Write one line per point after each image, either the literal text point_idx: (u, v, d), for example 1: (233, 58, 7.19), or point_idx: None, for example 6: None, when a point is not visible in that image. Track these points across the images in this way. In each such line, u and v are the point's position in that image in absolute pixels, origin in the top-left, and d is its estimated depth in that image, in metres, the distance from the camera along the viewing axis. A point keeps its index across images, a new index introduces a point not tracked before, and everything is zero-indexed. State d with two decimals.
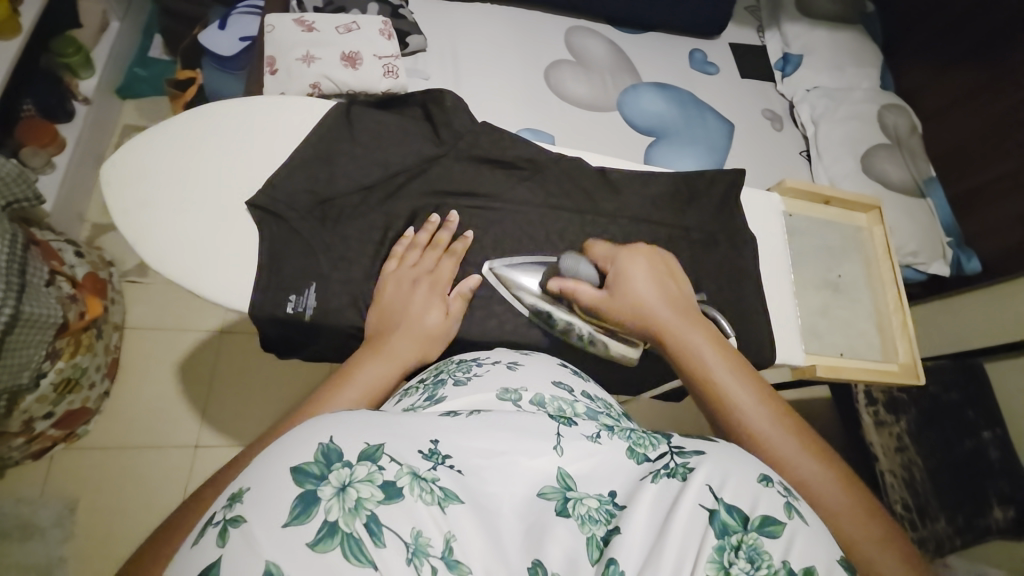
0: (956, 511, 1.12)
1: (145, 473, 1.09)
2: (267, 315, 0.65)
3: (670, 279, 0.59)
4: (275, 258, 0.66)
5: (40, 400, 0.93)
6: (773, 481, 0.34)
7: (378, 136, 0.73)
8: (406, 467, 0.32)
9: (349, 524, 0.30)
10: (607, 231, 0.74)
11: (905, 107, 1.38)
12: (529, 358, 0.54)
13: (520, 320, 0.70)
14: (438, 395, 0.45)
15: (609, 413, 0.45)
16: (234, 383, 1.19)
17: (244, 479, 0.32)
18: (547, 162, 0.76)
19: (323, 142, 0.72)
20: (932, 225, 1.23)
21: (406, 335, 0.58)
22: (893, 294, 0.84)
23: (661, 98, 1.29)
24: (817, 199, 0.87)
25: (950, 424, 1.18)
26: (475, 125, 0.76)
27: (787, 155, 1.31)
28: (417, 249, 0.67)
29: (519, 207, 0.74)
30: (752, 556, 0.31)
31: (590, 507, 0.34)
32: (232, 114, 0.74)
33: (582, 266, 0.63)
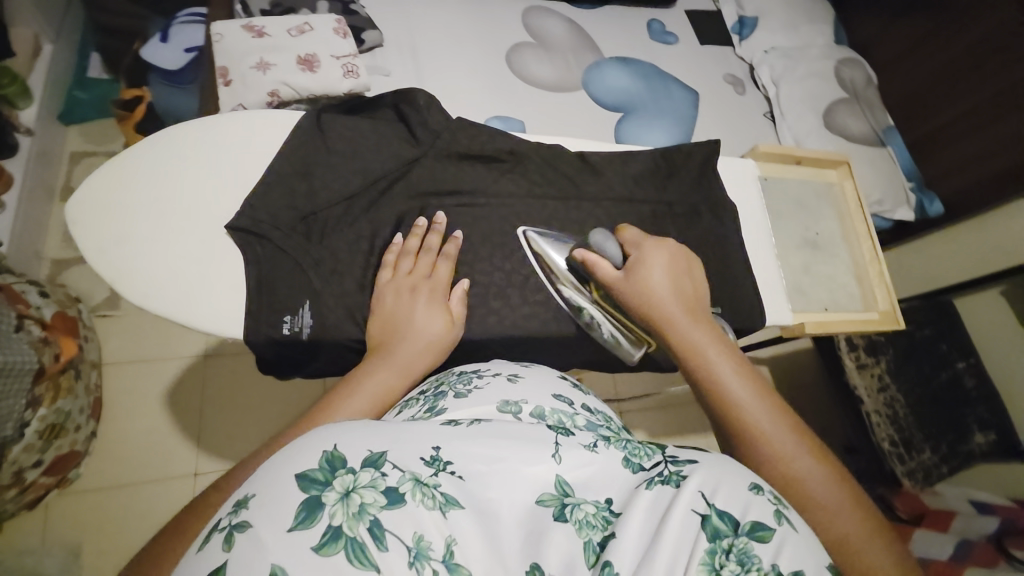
0: (940, 440, 1.19)
1: (150, 508, 1.07)
2: (264, 338, 0.63)
3: (685, 276, 0.62)
4: (265, 280, 0.65)
5: (26, 449, 0.89)
6: (763, 489, 0.36)
7: (354, 142, 0.71)
8: (409, 473, 0.34)
9: (352, 528, 0.31)
10: (592, 214, 0.75)
11: (860, 61, 1.41)
12: (528, 370, 0.55)
13: (518, 313, 0.70)
14: (439, 407, 0.46)
15: (608, 426, 0.47)
16: (227, 406, 1.17)
17: (248, 486, 0.33)
18: (526, 151, 0.76)
19: (298, 153, 0.70)
20: (894, 173, 1.28)
21: (410, 343, 0.58)
22: (869, 246, 0.87)
23: (624, 73, 1.29)
24: (789, 160, 0.89)
25: (928, 361, 1.24)
26: (451, 121, 0.75)
27: (751, 118, 1.34)
28: (411, 256, 0.66)
29: (504, 200, 0.74)
30: (743, 558, 0.32)
31: (588, 512, 0.36)
32: (196, 135, 0.71)
33: (609, 243, 0.64)
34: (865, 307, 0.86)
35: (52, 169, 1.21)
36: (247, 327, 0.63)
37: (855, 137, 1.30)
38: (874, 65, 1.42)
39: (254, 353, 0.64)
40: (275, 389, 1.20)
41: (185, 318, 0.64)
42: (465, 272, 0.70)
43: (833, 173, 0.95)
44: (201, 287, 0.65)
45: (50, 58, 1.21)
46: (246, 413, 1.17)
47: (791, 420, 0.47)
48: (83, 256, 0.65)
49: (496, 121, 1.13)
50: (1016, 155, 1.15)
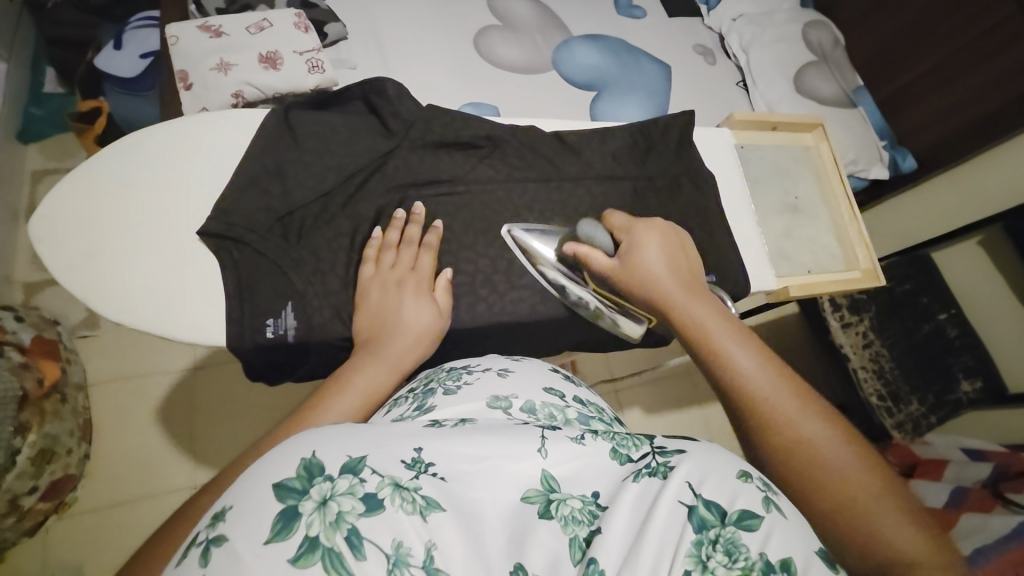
0: (927, 391, 1.23)
1: (148, 526, 1.05)
2: (252, 341, 0.63)
3: (677, 249, 0.61)
4: (246, 284, 0.64)
5: (20, 476, 0.87)
6: (752, 477, 0.38)
7: (327, 139, 0.70)
8: (387, 478, 0.34)
9: (329, 539, 0.31)
10: (574, 194, 0.74)
11: (827, 23, 1.42)
12: (519, 364, 0.57)
13: (506, 298, 0.70)
14: (427, 405, 0.47)
15: (600, 417, 0.50)
16: (219, 416, 1.15)
17: (226, 498, 0.33)
18: (503, 135, 0.75)
19: (268, 154, 0.68)
20: (867, 132, 1.30)
21: (398, 338, 0.58)
22: (848, 206, 0.88)
23: (594, 51, 1.29)
24: (765, 126, 0.89)
25: (908, 314, 1.27)
26: (422, 110, 0.73)
27: (724, 89, 1.37)
28: (393, 249, 0.66)
29: (484, 185, 0.73)
30: (729, 547, 0.34)
31: (573, 508, 0.38)
32: (157, 142, 0.69)
33: (599, 233, 0.65)
34: (846, 266, 0.87)
35: (16, 190, 1.16)
36: (229, 334, 0.63)
37: (826, 100, 1.32)
38: (843, 26, 1.43)
39: (241, 360, 0.64)
40: (267, 398, 1.18)
41: (170, 330, 0.63)
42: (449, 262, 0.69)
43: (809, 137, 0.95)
44: (182, 299, 0.63)
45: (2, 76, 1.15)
46: (236, 423, 1.15)
47: (797, 384, 0.47)
48: (54, 275, 0.63)
49: (469, 108, 1.12)
50: (985, 106, 1.16)
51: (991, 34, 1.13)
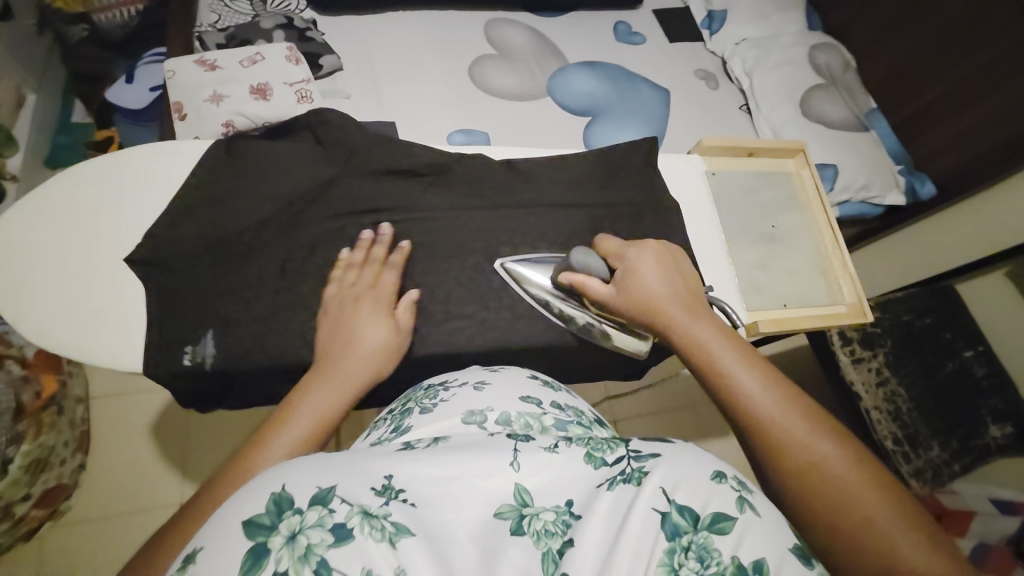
0: (949, 435, 1.11)
1: (131, 541, 1.06)
2: (165, 372, 0.62)
3: (677, 275, 0.64)
4: (172, 310, 0.64)
5: (11, 484, 0.90)
6: (727, 478, 0.39)
7: (269, 166, 0.72)
8: (357, 506, 0.35)
9: (298, 572, 0.32)
10: (526, 222, 0.74)
11: (836, 45, 1.37)
12: (496, 374, 0.56)
13: (440, 329, 0.68)
14: (404, 426, 0.48)
15: (578, 422, 0.50)
16: (208, 434, 1.17)
17: (197, 540, 0.35)
18: (448, 162, 0.75)
19: (210, 185, 0.71)
20: (879, 157, 1.25)
21: (354, 357, 0.59)
22: (830, 236, 0.84)
23: (589, 77, 1.29)
24: (740, 153, 0.86)
25: (928, 350, 1.18)
26: (369, 139, 0.74)
27: (727, 113, 1.36)
28: (355, 269, 0.66)
29: (428, 213, 0.73)
30: (701, 552, 0.35)
31: (547, 521, 0.38)
32: (106, 172, 0.72)
33: (592, 259, 0.66)
34: (829, 301, 0.81)
35: None
36: (149, 361, 0.62)
37: (835, 124, 1.27)
38: (851, 48, 1.38)
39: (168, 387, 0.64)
40: (249, 418, 1.19)
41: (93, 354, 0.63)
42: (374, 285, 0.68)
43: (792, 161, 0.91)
44: (127, 324, 0.65)
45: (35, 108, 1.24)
46: (218, 444, 1.16)
47: (803, 407, 0.50)
48: None
49: (458, 135, 1.13)
50: (1003, 132, 1.09)
51: (1009, 56, 1.07)
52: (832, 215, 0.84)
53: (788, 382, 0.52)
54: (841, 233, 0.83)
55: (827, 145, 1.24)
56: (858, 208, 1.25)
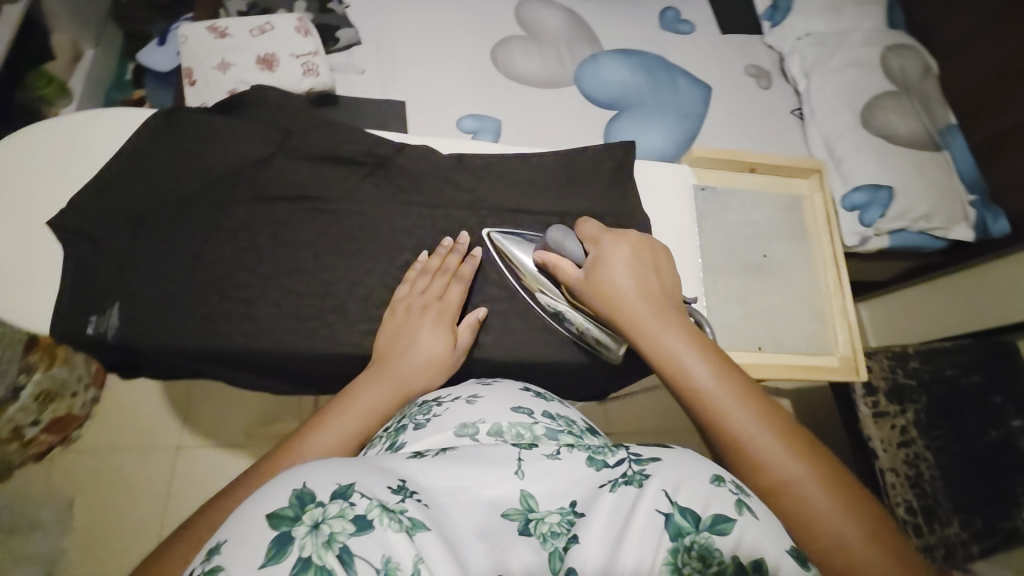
0: (974, 512, 1.02)
1: (134, 473, 1.21)
2: (71, 337, 0.64)
3: (650, 269, 0.63)
4: (84, 275, 0.67)
5: (22, 409, 1.08)
6: (726, 480, 0.38)
7: (205, 139, 0.73)
8: (375, 500, 0.34)
9: (321, 558, 0.31)
10: (467, 224, 0.77)
11: (918, 48, 1.26)
12: (490, 388, 0.54)
13: (354, 328, 0.69)
14: (399, 442, 0.47)
15: (570, 430, 0.46)
16: (210, 399, 1.29)
17: (220, 533, 0.34)
18: (387, 155, 0.78)
19: (140, 154, 0.72)
20: (949, 183, 1.13)
21: (409, 361, 0.62)
22: (835, 275, 0.96)
23: (623, 66, 1.20)
24: (739, 166, 0.97)
25: (970, 413, 1.07)
26: (306, 122, 0.77)
27: (777, 115, 1.22)
28: (428, 274, 0.70)
29: (363, 206, 0.75)
30: (704, 554, 0.34)
31: (552, 523, 0.36)
32: (64, 137, 0.75)
33: (569, 240, 0.67)
34: (826, 350, 0.93)
35: None
36: (59, 325, 0.65)
37: (901, 137, 1.15)
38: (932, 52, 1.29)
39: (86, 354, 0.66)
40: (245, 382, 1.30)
41: None
42: (285, 272, 0.69)
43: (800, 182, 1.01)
44: (48, 288, 0.68)
45: (92, 62, 1.34)
46: (220, 405, 1.28)
47: (775, 419, 0.48)
48: None
49: (469, 120, 1.09)
50: None
51: None
52: (840, 252, 0.96)
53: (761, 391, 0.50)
54: (847, 275, 0.95)
55: (883, 166, 1.11)
56: (916, 239, 1.12)
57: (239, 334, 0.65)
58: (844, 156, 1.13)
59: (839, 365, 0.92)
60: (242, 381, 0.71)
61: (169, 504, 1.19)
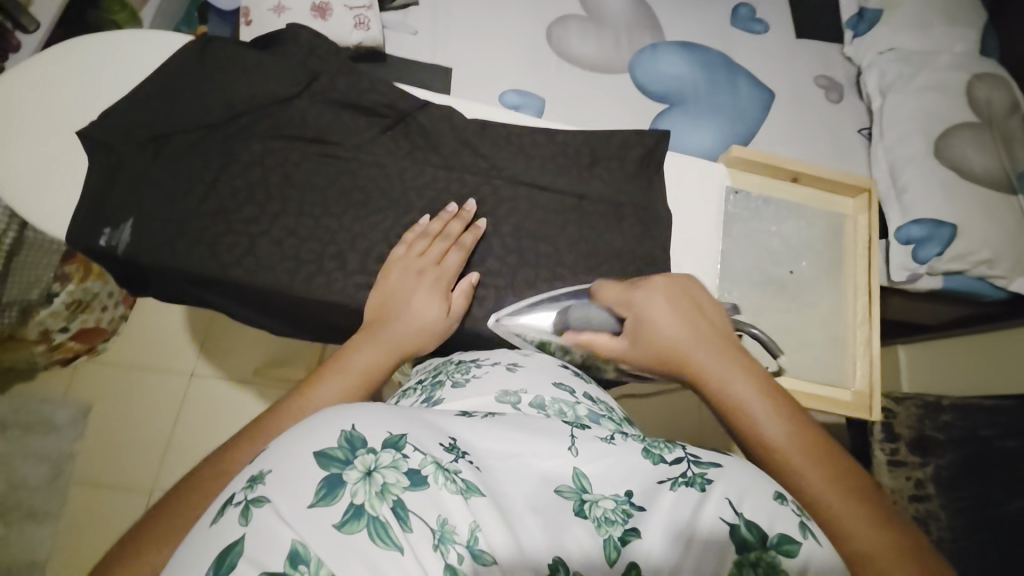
0: None
1: (148, 390, 1.27)
2: (83, 245, 0.66)
3: (696, 315, 0.61)
4: (102, 187, 0.69)
5: (53, 314, 1.12)
6: (788, 500, 0.38)
7: (238, 71, 0.75)
8: (430, 457, 0.36)
9: (374, 508, 0.32)
10: (479, 190, 0.76)
11: (1008, 80, 1.15)
12: (529, 359, 0.58)
13: (349, 280, 0.69)
14: (437, 398, 0.51)
15: (610, 416, 0.50)
16: (225, 337, 1.33)
17: (263, 463, 0.35)
18: (408, 111, 0.78)
19: (175, 78, 0.75)
20: (1019, 230, 1.04)
21: (404, 324, 0.63)
22: (865, 303, 0.91)
23: (682, 60, 1.14)
24: (785, 176, 0.94)
25: (998, 478, 0.96)
26: (332, 66, 0.78)
27: (841, 131, 1.14)
28: (427, 238, 0.70)
29: (378, 159, 0.75)
30: (769, 571, 0.33)
31: (607, 509, 0.37)
32: (110, 56, 0.78)
33: (592, 314, 0.66)
34: (840, 382, 0.89)
35: None
36: (72, 232, 0.67)
37: (974, 174, 1.06)
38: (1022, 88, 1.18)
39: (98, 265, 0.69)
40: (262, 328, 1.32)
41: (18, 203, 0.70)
42: (291, 213, 0.70)
43: (850, 201, 0.97)
44: (65, 197, 0.71)
45: None
46: (233, 343, 1.33)
47: (852, 481, 0.44)
48: None
49: (513, 95, 1.06)
50: None
51: None
52: (875, 282, 0.91)
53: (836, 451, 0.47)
54: (876, 306, 0.90)
55: (947, 199, 1.03)
56: (969, 284, 1.05)
57: (239, 267, 0.67)
58: (907, 186, 1.05)
59: (851, 400, 0.87)
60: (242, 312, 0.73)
61: (178, 424, 1.25)
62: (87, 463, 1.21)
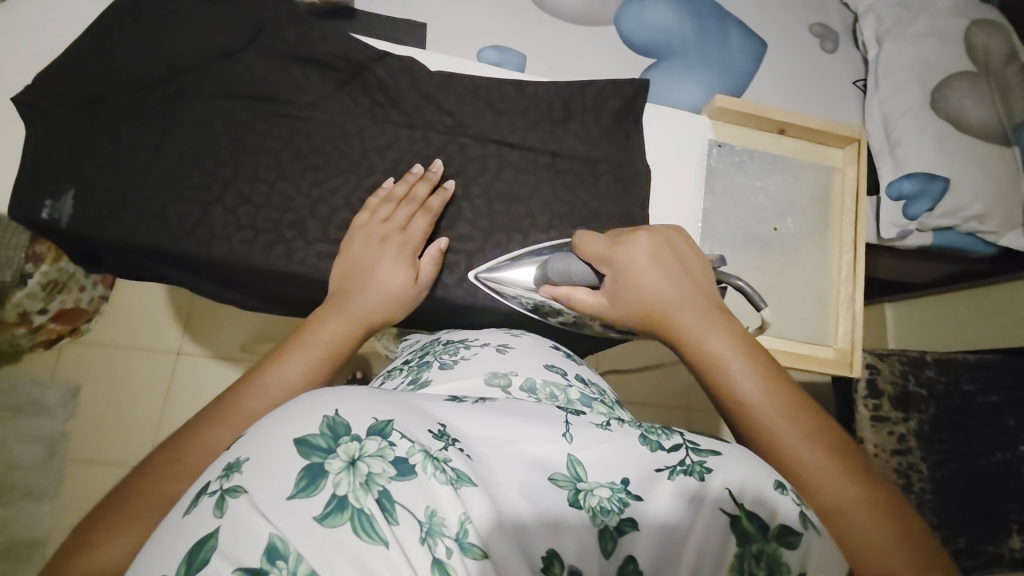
0: (960, 530, 0.97)
1: (133, 369, 1.26)
2: (24, 219, 0.63)
3: (680, 271, 0.59)
4: (41, 156, 0.65)
5: (30, 296, 1.06)
6: (788, 489, 0.37)
7: (179, 27, 0.71)
8: (418, 445, 0.34)
9: (359, 500, 0.31)
10: (445, 149, 0.73)
11: (1006, 26, 1.11)
12: (518, 340, 0.57)
13: (311, 250, 0.67)
14: (422, 379, 0.50)
15: (602, 399, 0.49)
16: (207, 315, 1.30)
17: (239, 450, 0.33)
18: (363, 63, 0.74)
19: (112, 34, 0.70)
20: (1013, 184, 1.03)
21: (370, 294, 0.62)
22: (850, 260, 0.90)
23: (670, 9, 1.07)
24: (773, 128, 0.91)
25: (978, 433, 1.03)
26: (279, 16, 0.73)
27: (832, 79, 1.10)
28: (391, 203, 0.67)
29: (330, 117, 0.71)
30: (771, 563, 0.34)
31: (602, 497, 0.36)
32: (50, 16, 0.73)
33: (572, 266, 0.62)
34: (823, 340, 0.89)
35: None
36: (13, 206, 0.63)
37: (969, 126, 1.03)
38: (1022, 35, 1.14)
39: (49, 240, 0.66)
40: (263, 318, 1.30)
41: None
42: (244, 178, 0.67)
43: (838, 152, 0.94)
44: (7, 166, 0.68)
45: None
46: (214, 319, 1.30)
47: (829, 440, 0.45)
48: None
49: (491, 52, 1.00)
50: None
51: None
52: (862, 238, 0.89)
53: (820, 417, 0.47)
54: (862, 263, 0.89)
55: (942, 154, 1.00)
56: (961, 241, 1.04)
57: (193, 238, 0.65)
58: (902, 140, 1.02)
59: (833, 357, 0.88)
60: (207, 285, 0.71)
61: (168, 405, 1.24)
62: (78, 443, 1.21)
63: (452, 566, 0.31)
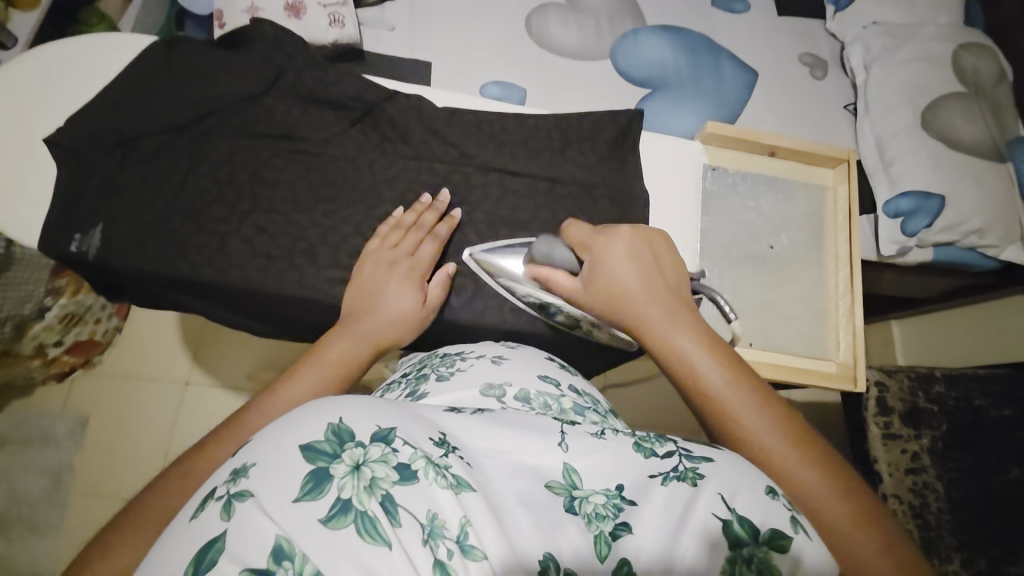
0: (979, 553, 0.93)
1: (142, 399, 1.27)
2: (53, 251, 0.66)
3: (651, 265, 0.60)
4: (73, 194, 0.69)
5: (48, 329, 1.12)
6: (779, 495, 0.38)
7: (202, 72, 0.76)
8: (420, 451, 0.35)
9: (362, 503, 0.32)
10: (450, 179, 0.76)
11: (993, 49, 1.15)
12: (514, 353, 0.58)
13: (323, 276, 0.70)
14: (422, 391, 0.51)
15: (595, 409, 0.50)
16: (218, 344, 1.33)
17: (246, 456, 0.35)
18: (374, 102, 0.78)
19: (142, 82, 0.75)
20: (1008, 197, 1.04)
21: (378, 317, 0.64)
22: (846, 274, 0.91)
23: (665, 45, 1.13)
24: (763, 151, 0.94)
25: (995, 448, 1.00)
26: (297, 61, 0.78)
27: (824, 106, 1.14)
28: (401, 230, 0.70)
29: (343, 153, 0.75)
30: (762, 569, 0.34)
31: (597, 504, 0.37)
32: (84, 67, 0.78)
33: (556, 250, 0.65)
34: (825, 355, 0.89)
35: None
36: (45, 240, 0.67)
37: (962, 143, 1.05)
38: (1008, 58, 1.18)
39: (74, 271, 0.69)
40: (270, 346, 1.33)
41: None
42: (260, 210, 0.71)
43: (831, 172, 0.97)
44: (38, 204, 0.72)
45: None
46: (224, 347, 1.33)
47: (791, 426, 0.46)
48: None
49: (493, 87, 1.05)
50: None
51: None
52: (857, 253, 0.90)
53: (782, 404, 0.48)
54: (859, 276, 0.89)
55: (936, 170, 1.02)
56: (960, 255, 1.05)
57: (211, 267, 0.68)
58: (895, 159, 1.04)
59: (836, 370, 0.87)
60: (220, 312, 0.74)
61: (174, 434, 1.25)
62: (83, 474, 1.21)
63: (453, 567, 0.32)
